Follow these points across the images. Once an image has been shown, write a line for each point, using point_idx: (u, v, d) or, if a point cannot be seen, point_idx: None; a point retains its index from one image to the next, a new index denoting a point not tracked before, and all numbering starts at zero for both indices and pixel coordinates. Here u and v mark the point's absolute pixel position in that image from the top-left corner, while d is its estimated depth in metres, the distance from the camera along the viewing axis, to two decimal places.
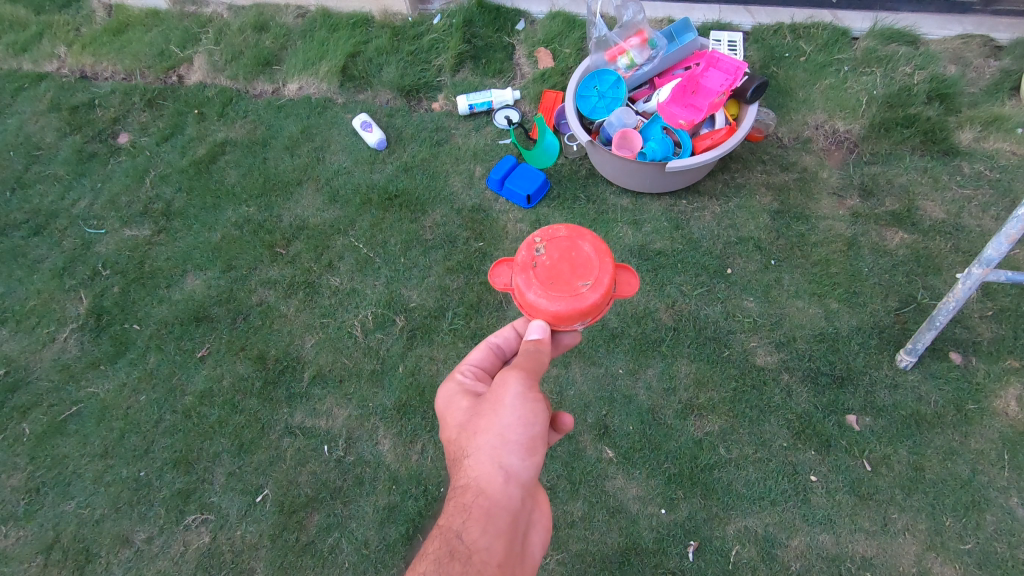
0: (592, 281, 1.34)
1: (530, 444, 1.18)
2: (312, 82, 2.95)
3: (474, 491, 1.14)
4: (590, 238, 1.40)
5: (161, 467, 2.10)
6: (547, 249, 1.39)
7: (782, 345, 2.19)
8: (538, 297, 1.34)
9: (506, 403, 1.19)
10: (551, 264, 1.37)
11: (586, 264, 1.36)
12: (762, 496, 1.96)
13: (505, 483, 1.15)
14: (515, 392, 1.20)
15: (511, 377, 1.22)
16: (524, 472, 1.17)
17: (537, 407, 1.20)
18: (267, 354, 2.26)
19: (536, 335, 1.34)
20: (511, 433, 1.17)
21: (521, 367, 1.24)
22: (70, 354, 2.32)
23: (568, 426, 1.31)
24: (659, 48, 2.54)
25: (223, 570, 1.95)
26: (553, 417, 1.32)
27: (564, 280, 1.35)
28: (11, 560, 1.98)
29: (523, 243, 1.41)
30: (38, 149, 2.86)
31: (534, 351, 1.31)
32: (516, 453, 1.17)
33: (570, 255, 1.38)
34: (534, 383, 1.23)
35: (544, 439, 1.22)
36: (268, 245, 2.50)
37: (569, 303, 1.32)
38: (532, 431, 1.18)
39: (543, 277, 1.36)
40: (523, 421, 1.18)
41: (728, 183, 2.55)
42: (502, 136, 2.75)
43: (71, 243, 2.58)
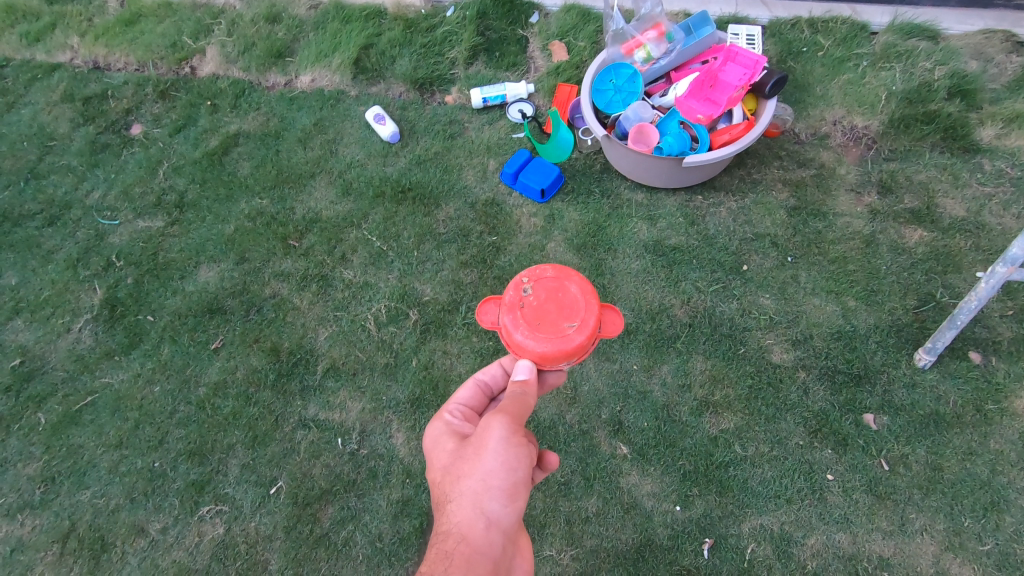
0: (578, 322, 1.42)
1: (513, 489, 1.18)
2: (325, 74, 2.94)
3: (456, 537, 1.12)
4: (576, 279, 1.49)
5: (175, 458, 2.10)
6: (535, 289, 1.47)
7: (798, 342, 2.17)
8: (526, 337, 1.40)
9: (489, 448, 1.20)
10: (538, 305, 1.45)
11: (572, 305, 1.45)
12: (778, 494, 1.95)
13: (486, 529, 1.14)
14: (498, 436, 1.21)
15: (496, 422, 1.23)
16: (506, 519, 1.16)
17: (520, 452, 1.21)
18: (281, 347, 2.26)
19: (522, 376, 1.39)
20: (493, 478, 1.17)
21: (506, 411, 1.26)
22: (84, 345, 2.33)
23: (552, 464, 1.34)
24: (676, 42, 2.52)
25: (238, 562, 1.95)
26: (538, 454, 1.35)
27: (551, 321, 1.42)
28: (27, 548, 2.00)
29: (510, 283, 1.49)
30: (51, 140, 2.86)
31: (521, 393, 1.34)
32: (498, 499, 1.16)
33: (556, 295, 1.46)
34: (518, 427, 1.24)
35: (527, 484, 1.22)
36: (282, 237, 2.50)
37: (556, 344, 1.39)
38: (514, 476, 1.18)
39: (530, 318, 1.43)
40: (506, 466, 1.18)
41: (744, 178, 2.52)
42: (516, 130, 2.74)
43: (84, 234, 2.59)
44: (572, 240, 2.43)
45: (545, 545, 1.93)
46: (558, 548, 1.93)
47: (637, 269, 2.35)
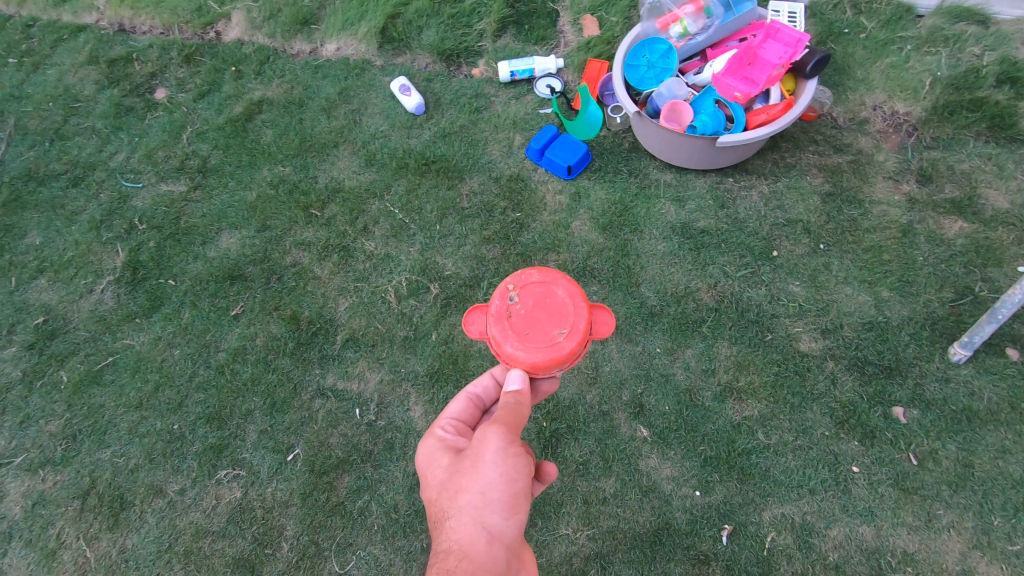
0: (568, 328, 1.40)
1: (514, 501, 1.13)
2: (350, 43, 2.89)
3: (458, 555, 1.07)
4: (564, 283, 1.47)
5: (194, 422, 2.11)
6: (521, 297, 1.45)
7: (828, 332, 2.11)
8: (516, 349, 1.39)
9: (487, 459, 1.16)
10: (526, 314, 1.43)
11: (561, 310, 1.43)
12: (802, 484, 1.91)
13: (488, 544, 1.08)
14: (495, 447, 1.18)
15: (492, 433, 1.21)
16: (509, 533, 1.11)
17: (519, 462, 1.17)
18: (301, 315, 2.25)
19: (515, 386, 1.37)
20: (493, 490, 1.13)
21: (502, 421, 1.24)
22: (106, 306, 2.33)
23: (550, 475, 1.31)
24: (714, 17, 2.43)
25: (254, 526, 1.96)
26: (537, 467, 1.30)
27: (540, 329, 1.41)
28: (49, 503, 2.02)
29: (496, 292, 1.46)
30: (76, 101, 2.85)
31: (514, 402, 1.33)
32: (499, 512, 1.12)
33: (543, 301, 1.44)
34: (515, 437, 1.22)
35: (527, 496, 1.18)
36: (304, 206, 2.48)
37: (547, 353, 1.38)
38: (515, 487, 1.14)
39: (519, 328, 1.41)
40: (505, 477, 1.14)
41: (777, 162, 2.44)
42: (543, 106, 2.67)
43: (108, 195, 2.58)
44: (597, 219, 2.38)
45: (562, 524, 1.92)
46: (574, 528, 1.91)
47: (663, 251, 2.30)
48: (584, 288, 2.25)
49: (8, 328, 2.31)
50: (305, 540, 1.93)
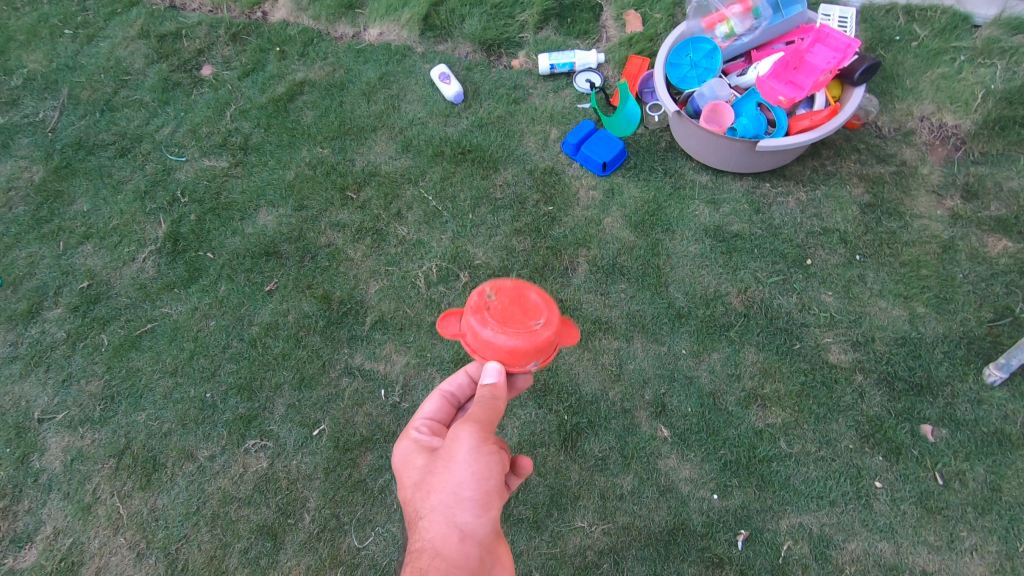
0: (545, 319, 1.46)
1: (485, 499, 1.18)
2: (393, 29, 2.92)
3: (430, 553, 1.12)
4: (539, 283, 1.55)
5: (225, 391, 2.17)
6: (498, 293, 1.51)
7: (858, 344, 2.09)
8: (495, 333, 1.41)
9: (459, 459, 1.20)
10: (502, 307, 1.48)
11: (537, 306, 1.49)
12: (822, 495, 1.90)
13: (460, 541, 1.14)
14: (467, 447, 1.22)
15: (464, 432, 1.24)
16: (481, 529, 1.16)
17: (491, 461, 1.21)
18: (332, 295, 2.30)
19: (492, 378, 1.38)
20: (464, 490, 1.17)
21: (474, 420, 1.27)
22: (147, 274, 2.41)
23: (525, 468, 1.35)
24: (762, 19, 2.40)
25: (278, 496, 2.02)
26: (512, 460, 1.35)
27: (518, 319, 1.45)
28: (86, 459, 2.11)
29: (474, 290, 1.53)
30: (127, 74, 2.93)
31: (489, 397, 1.34)
32: (470, 510, 1.16)
33: (517, 299, 1.50)
34: (487, 436, 1.25)
35: (499, 492, 1.22)
36: (340, 188, 2.52)
37: (526, 338, 1.41)
38: (486, 485, 1.19)
39: (498, 317, 1.45)
40: (477, 476, 1.19)
41: (817, 169, 2.40)
42: (582, 100, 2.67)
43: (153, 167, 2.66)
44: (630, 217, 2.37)
45: (577, 517, 1.94)
46: (589, 521, 1.94)
47: (694, 253, 2.29)
48: (612, 285, 2.25)
49: (55, 290, 2.40)
50: (327, 513, 1.99)
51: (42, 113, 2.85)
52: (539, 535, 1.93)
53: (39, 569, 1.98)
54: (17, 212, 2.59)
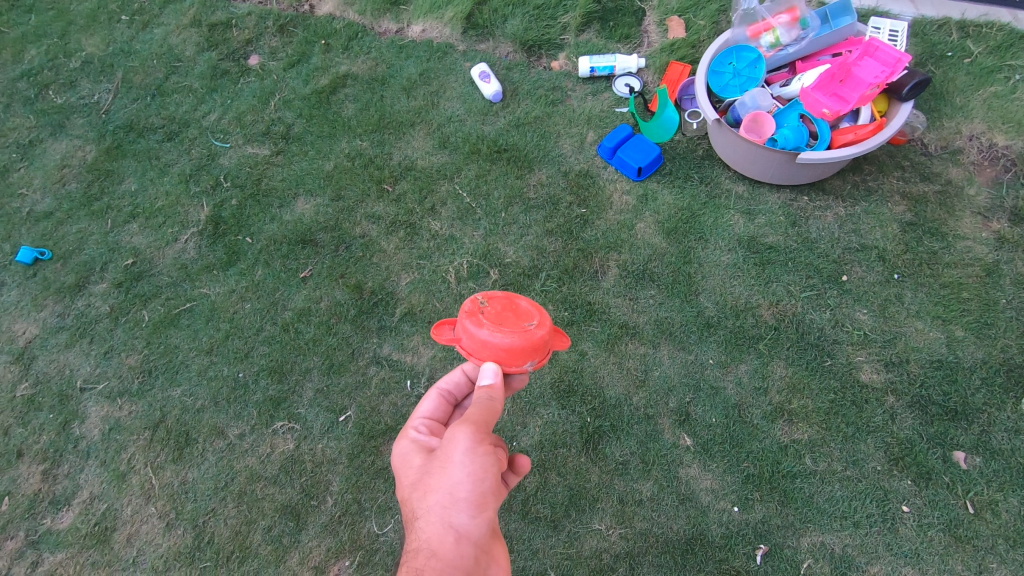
0: (537, 321, 1.52)
1: (481, 500, 1.16)
2: (436, 26, 2.95)
3: (425, 553, 1.11)
4: (526, 299, 1.67)
5: (257, 372, 2.23)
6: (490, 303, 1.59)
7: (892, 365, 2.05)
8: (491, 332, 1.43)
9: (455, 459, 1.20)
10: (496, 312, 1.55)
11: (527, 313, 1.57)
12: (846, 515, 1.89)
13: (455, 542, 1.12)
14: (463, 447, 1.21)
15: (460, 433, 1.24)
16: (476, 531, 1.14)
17: (487, 461, 1.20)
18: (364, 285, 2.34)
19: (489, 379, 1.40)
20: (460, 490, 1.16)
21: (471, 420, 1.27)
22: (188, 255, 2.49)
23: (524, 467, 1.38)
24: (810, 29, 2.36)
25: (303, 477, 2.07)
26: (510, 459, 1.38)
27: (512, 321, 1.51)
28: (123, 429, 2.19)
29: (467, 299, 1.60)
30: (178, 61, 3.03)
31: (487, 399, 1.35)
32: (466, 511, 1.15)
33: (509, 306, 1.59)
34: (484, 436, 1.24)
35: (496, 494, 1.21)
36: (377, 180, 2.57)
37: (521, 337, 1.44)
38: (482, 486, 1.17)
39: (493, 319, 1.51)
40: (473, 476, 1.18)
41: (858, 185, 2.36)
42: (620, 104, 2.66)
43: (198, 152, 2.75)
44: (663, 223, 2.36)
45: (595, 520, 1.95)
46: (607, 524, 1.94)
47: (726, 263, 2.27)
48: (641, 291, 2.24)
49: (101, 266, 2.49)
50: (349, 498, 2.04)
51: (97, 96, 2.96)
52: (556, 535, 1.95)
53: (75, 531, 2.07)
54: (69, 189, 2.70)
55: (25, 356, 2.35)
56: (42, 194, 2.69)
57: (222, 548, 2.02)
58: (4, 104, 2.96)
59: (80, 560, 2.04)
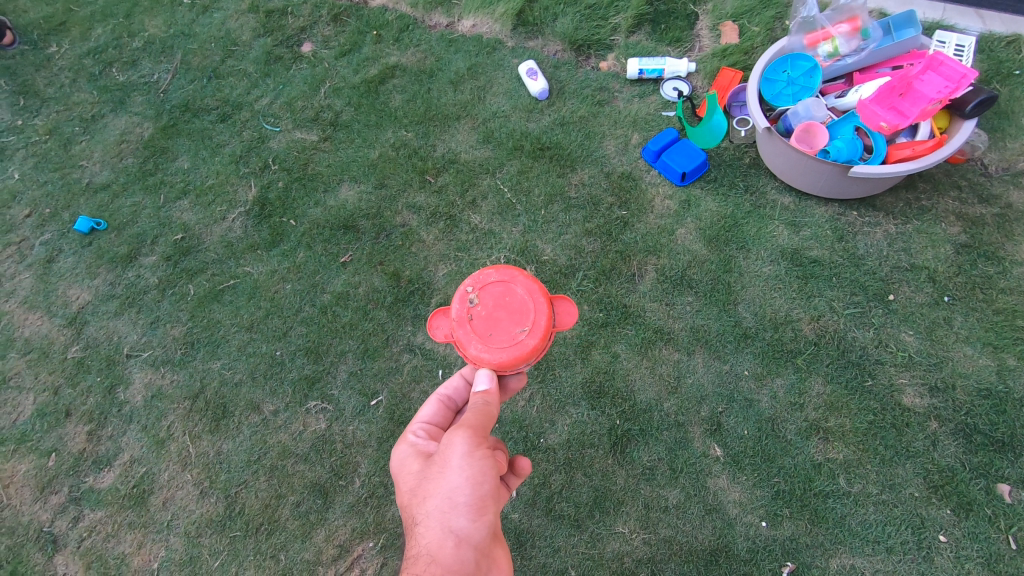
0: (529, 325, 1.47)
1: (480, 504, 1.18)
2: (486, 21, 2.96)
3: (426, 558, 1.13)
4: (522, 280, 1.53)
5: (294, 351, 2.29)
6: (481, 299, 1.52)
7: (936, 390, 1.99)
8: (480, 351, 1.46)
9: (453, 464, 1.22)
10: (486, 316, 1.50)
11: (521, 309, 1.50)
12: (878, 540, 1.86)
13: (455, 546, 1.14)
14: (460, 451, 1.23)
15: (457, 437, 1.26)
16: (476, 534, 1.16)
17: (485, 465, 1.23)
18: (402, 273, 2.38)
19: (485, 384, 1.43)
20: (459, 494, 1.18)
21: (468, 425, 1.29)
22: (234, 234, 2.56)
23: (525, 469, 1.40)
24: (872, 40, 2.29)
25: (333, 457, 2.12)
26: (510, 461, 1.40)
27: (501, 328, 1.48)
28: (164, 397, 2.27)
29: (456, 296, 1.53)
30: (234, 45, 3.11)
31: (483, 403, 1.38)
32: (465, 514, 1.17)
33: (502, 300, 1.51)
34: (480, 441, 1.27)
35: (494, 497, 1.23)
36: (420, 171, 2.60)
37: (510, 354, 1.45)
38: (480, 489, 1.19)
39: (482, 330, 1.48)
40: (471, 481, 1.20)
41: (911, 203, 2.28)
42: (667, 108, 2.63)
43: (249, 134, 2.82)
44: (704, 230, 2.33)
45: (619, 522, 1.95)
46: (630, 528, 1.94)
47: (768, 274, 2.23)
48: (679, 297, 2.22)
49: (152, 239, 2.58)
50: (377, 481, 2.08)
51: (157, 75, 3.07)
52: (578, 534, 1.95)
53: (115, 491, 2.16)
54: (126, 164, 2.80)
55: (77, 321, 2.45)
56: (100, 167, 2.81)
57: (252, 519, 2.08)
58: (69, 79, 3.09)
59: (118, 520, 2.12)
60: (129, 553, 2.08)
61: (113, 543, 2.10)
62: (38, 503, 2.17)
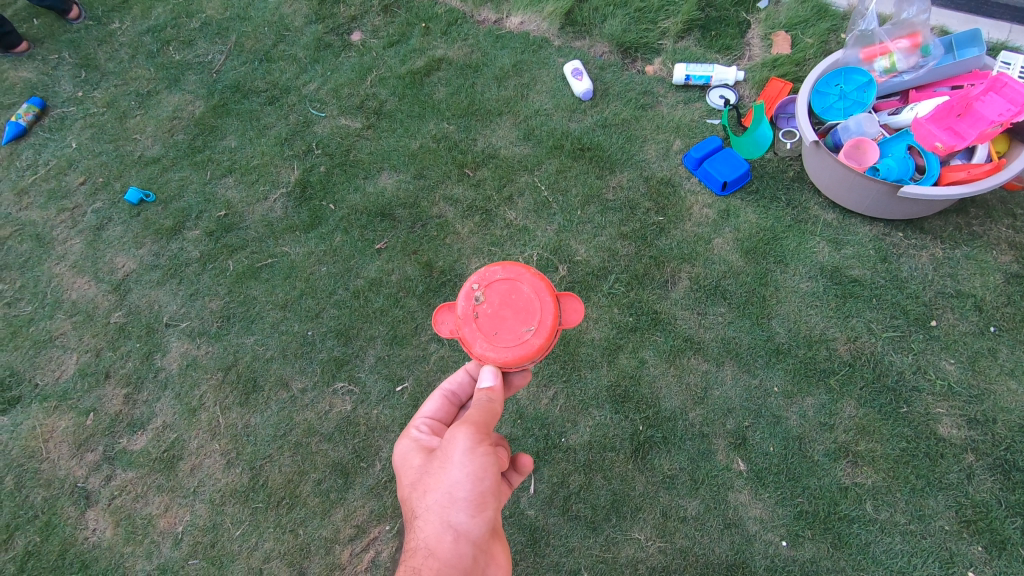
0: (535, 325, 1.46)
1: (479, 500, 1.17)
2: (534, 19, 2.96)
3: (424, 552, 1.13)
4: (529, 279, 1.52)
5: (325, 333, 2.33)
6: (487, 296, 1.51)
7: (975, 423, 1.93)
8: (485, 349, 1.45)
9: (454, 459, 1.20)
10: (491, 313, 1.49)
11: (527, 308, 1.49)
12: (903, 571, 1.81)
13: (454, 541, 1.13)
14: (462, 447, 1.21)
15: (459, 433, 1.24)
16: (475, 530, 1.16)
17: (487, 462, 1.21)
18: (435, 264, 2.40)
19: (489, 382, 1.42)
20: (459, 490, 1.17)
21: (471, 421, 1.27)
22: (275, 214, 2.62)
23: (526, 465, 1.38)
24: (931, 57, 2.24)
25: (356, 439, 2.16)
26: (513, 458, 1.38)
27: (507, 327, 1.47)
28: (199, 367, 2.34)
29: (462, 293, 1.52)
30: (287, 30, 3.18)
31: (486, 400, 1.36)
32: (465, 510, 1.16)
33: (508, 298, 1.50)
34: (483, 437, 1.24)
35: (495, 493, 1.21)
36: (459, 164, 2.62)
37: (515, 353, 1.44)
38: (480, 486, 1.18)
39: (487, 328, 1.47)
40: (471, 477, 1.18)
41: (961, 227, 2.20)
42: (712, 116, 2.60)
43: (295, 118, 2.88)
44: (742, 241, 2.29)
45: (635, 528, 1.94)
46: (646, 535, 1.93)
47: (805, 290, 2.18)
48: (711, 307, 2.19)
49: (196, 213, 2.66)
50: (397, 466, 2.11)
51: (211, 56, 3.16)
52: (593, 536, 1.95)
53: (147, 454, 2.24)
54: (177, 139, 2.89)
55: (122, 288, 2.54)
56: (152, 141, 2.90)
57: (274, 492, 2.13)
58: (129, 56, 3.20)
59: (148, 481, 2.20)
60: (156, 515, 2.15)
61: (141, 504, 2.18)
62: (74, 459, 2.26)
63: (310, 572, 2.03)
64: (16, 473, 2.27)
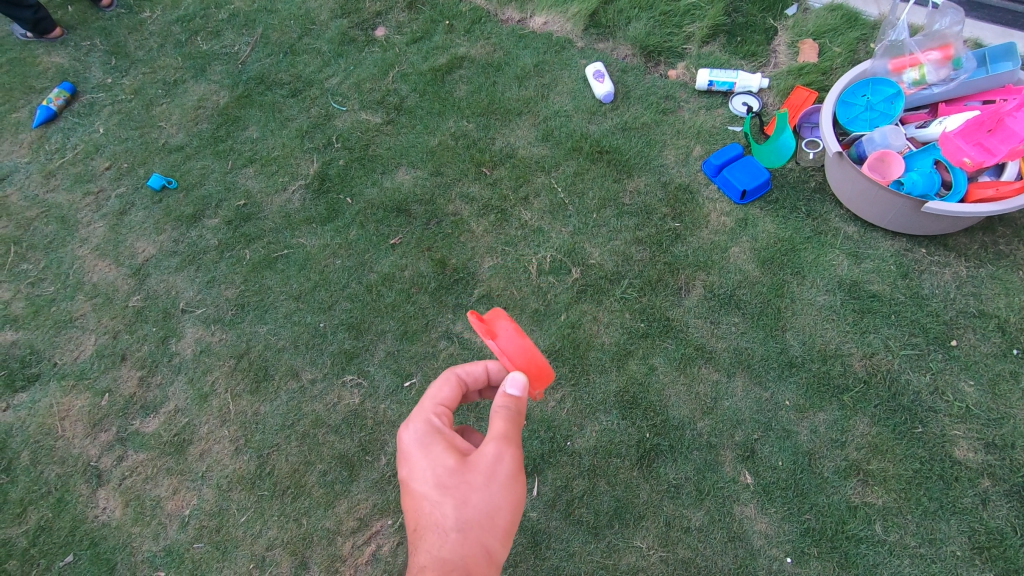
0: None
1: (510, 528, 1.22)
2: (558, 20, 2.96)
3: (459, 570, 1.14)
4: None
5: (337, 325, 2.35)
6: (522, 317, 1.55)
7: (992, 447, 1.88)
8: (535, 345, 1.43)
9: (501, 484, 1.22)
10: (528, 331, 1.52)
11: None
12: None
13: (484, 564, 1.17)
14: (510, 474, 1.24)
15: (509, 456, 1.25)
16: (500, 556, 1.21)
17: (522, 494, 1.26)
18: (448, 261, 2.41)
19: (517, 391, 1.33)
20: (499, 516, 1.20)
21: (517, 444, 1.28)
22: (293, 206, 2.65)
23: None
24: (963, 71, 2.20)
25: (362, 432, 2.17)
26: None
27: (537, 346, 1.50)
28: (212, 354, 2.38)
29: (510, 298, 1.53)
30: (312, 24, 3.21)
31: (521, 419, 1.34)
32: (498, 536, 1.20)
33: None
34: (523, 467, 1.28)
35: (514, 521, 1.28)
36: (477, 163, 2.62)
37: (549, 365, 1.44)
38: (515, 516, 1.23)
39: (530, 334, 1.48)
40: (511, 506, 1.22)
41: (987, 246, 2.15)
42: (734, 123, 2.57)
43: (317, 111, 2.91)
44: (759, 251, 2.26)
45: (637, 536, 1.92)
46: (648, 544, 1.91)
47: (822, 303, 2.14)
48: (725, 316, 2.16)
49: (216, 202, 2.70)
50: None
51: (237, 47, 3.20)
52: (595, 542, 1.94)
53: (158, 437, 2.27)
54: (200, 128, 2.94)
55: (141, 272, 2.59)
56: (177, 130, 2.95)
57: (279, 481, 2.15)
58: (158, 44, 3.26)
59: (157, 464, 2.24)
60: (164, 497, 2.19)
61: (150, 485, 2.21)
62: (88, 438, 2.31)
63: (311, 562, 2.04)
64: (32, 449, 2.32)
